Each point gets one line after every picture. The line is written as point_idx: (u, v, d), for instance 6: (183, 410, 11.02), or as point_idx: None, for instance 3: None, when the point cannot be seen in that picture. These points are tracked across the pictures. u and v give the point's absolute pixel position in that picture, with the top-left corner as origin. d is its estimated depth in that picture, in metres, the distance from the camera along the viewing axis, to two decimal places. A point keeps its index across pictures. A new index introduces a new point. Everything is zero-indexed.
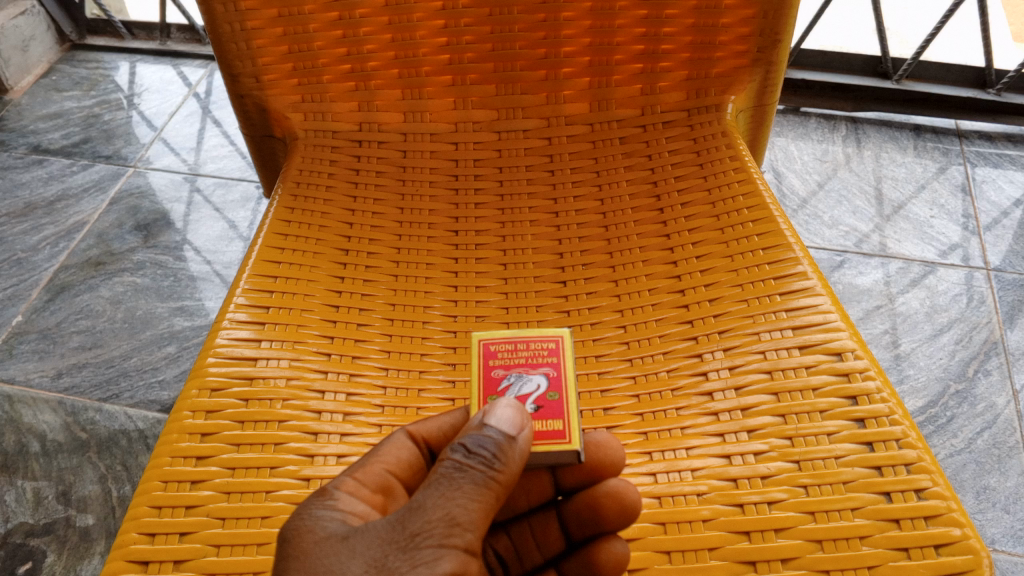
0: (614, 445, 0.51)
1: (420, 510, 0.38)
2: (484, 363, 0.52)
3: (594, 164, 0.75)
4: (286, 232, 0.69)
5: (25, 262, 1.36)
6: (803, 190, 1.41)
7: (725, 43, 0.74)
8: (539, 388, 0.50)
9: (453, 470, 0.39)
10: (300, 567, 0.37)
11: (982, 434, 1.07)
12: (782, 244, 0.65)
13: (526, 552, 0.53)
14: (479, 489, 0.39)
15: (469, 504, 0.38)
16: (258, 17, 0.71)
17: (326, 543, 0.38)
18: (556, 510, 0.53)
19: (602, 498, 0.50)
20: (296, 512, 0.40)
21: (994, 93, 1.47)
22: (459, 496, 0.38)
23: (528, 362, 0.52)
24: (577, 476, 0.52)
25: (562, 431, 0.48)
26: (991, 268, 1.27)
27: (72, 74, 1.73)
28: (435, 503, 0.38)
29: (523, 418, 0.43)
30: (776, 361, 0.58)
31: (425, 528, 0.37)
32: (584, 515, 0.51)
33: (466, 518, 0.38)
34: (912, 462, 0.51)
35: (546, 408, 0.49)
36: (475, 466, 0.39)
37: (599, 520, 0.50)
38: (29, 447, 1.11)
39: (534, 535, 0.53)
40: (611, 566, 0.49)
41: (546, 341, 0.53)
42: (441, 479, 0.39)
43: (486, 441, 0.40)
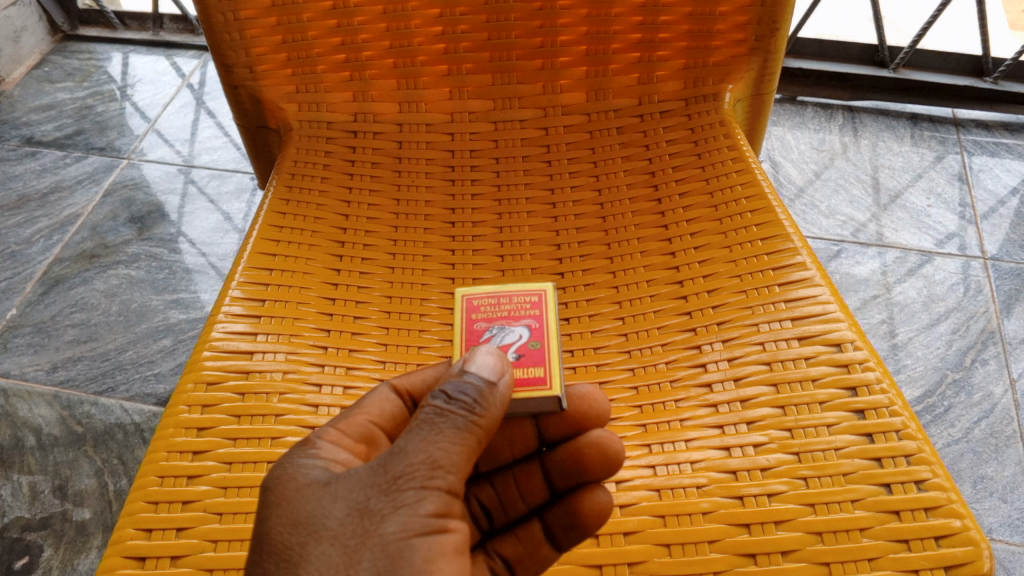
0: (602, 399, 0.53)
1: (401, 454, 0.37)
2: (467, 317, 0.54)
3: (591, 154, 0.74)
4: (282, 224, 0.68)
5: (19, 255, 1.35)
6: (799, 180, 1.41)
7: (722, 32, 0.74)
8: (521, 337, 0.51)
9: (434, 415, 0.38)
10: (282, 512, 0.37)
11: (979, 423, 1.07)
12: (781, 235, 0.65)
13: (509, 502, 0.53)
14: (461, 434, 0.38)
15: (452, 448, 0.38)
16: (251, 6, 0.70)
17: (306, 488, 0.38)
18: (540, 461, 0.53)
19: (586, 448, 0.51)
20: (279, 462, 0.40)
21: (991, 82, 1.46)
22: (440, 440, 0.38)
23: (510, 315, 0.54)
24: (561, 427, 0.53)
25: (544, 376, 0.49)
26: (988, 257, 1.26)
27: (65, 65, 1.72)
28: (417, 446, 0.37)
29: (504, 364, 0.43)
30: (776, 352, 0.57)
31: (407, 470, 0.37)
32: (570, 465, 0.51)
33: (448, 461, 0.38)
34: (913, 454, 0.51)
35: (528, 356, 0.50)
36: (457, 411, 0.39)
37: (584, 469, 0.50)
38: (25, 441, 1.10)
39: (517, 484, 0.52)
40: (594, 513, 0.48)
41: (529, 295, 0.54)
42: (422, 424, 0.38)
43: (467, 388, 0.40)
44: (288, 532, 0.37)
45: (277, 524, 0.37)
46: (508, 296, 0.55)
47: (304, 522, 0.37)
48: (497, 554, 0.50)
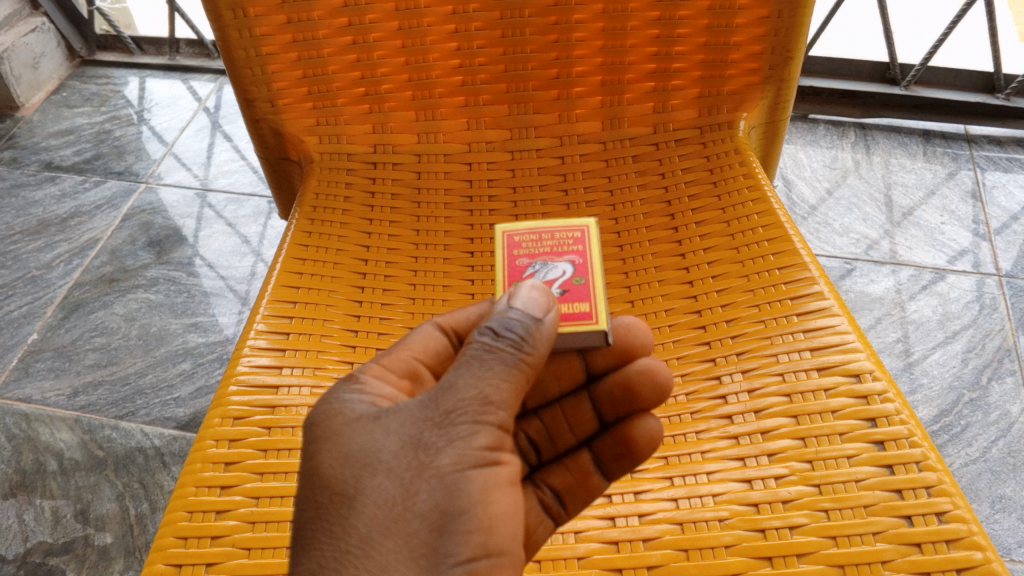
0: (643, 329, 0.56)
1: (453, 389, 0.39)
2: (509, 253, 0.55)
3: (607, 182, 0.75)
4: (304, 256, 0.69)
5: (39, 280, 1.37)
6: (812, 198, 1.41)
7: (737, 61, 0.74)
8: (565, 273, 0.53)
9: (484, 351, 0.40)
10: (335, 446, 0.40)
11: (997, 443, 1.07)
12: (798, 263, 0.65)
13: (558, 434, 0.56)
14: (511, 369, 0.40)
15: (502, 383, 0.40)
16: (273, 42, 0.71)
17: (358, 423, 0.40)
18: (587, 394, 0.57)
19: (634, 376, 0.55)
20: (326, 395, 0.42)
21: (1004, 98, 1.47)
22: (490, 376, 0.39)
23: (552, 251, 0.55)
24: (608, 359, 0.56)
25: (589, 311, 0.51)
26: (1003, 274, 1.26)
27: (83, 90, 1.74)
28: (469, 381, 0.39)
29: (549, 302, 0.44)
30: (795, 383, 0.58)
31: (460, 405, 0.39)
32: (618, 395, 0.55)
33: (498, 397, 0.39)
34: (933, 485, 0.51)
35: (573, 292, 0.52)
36: (506, 347, 0.40)
37: (633, 399, 0.55)
38: (47, 466, 1.11)
39: (566, 417, 0.56)
40: (646, 442, 0.53)
41: (572, 230, 0.56)
42: (472, 360, 0.40)
43: (513, 324, 0.41)
44: (342, 466, 0.39)
45: (330, 459, 0.39)
46: (550, 231, 0.56)
47: (358, 455, 0.39)
48: (548, 487, 0.53)
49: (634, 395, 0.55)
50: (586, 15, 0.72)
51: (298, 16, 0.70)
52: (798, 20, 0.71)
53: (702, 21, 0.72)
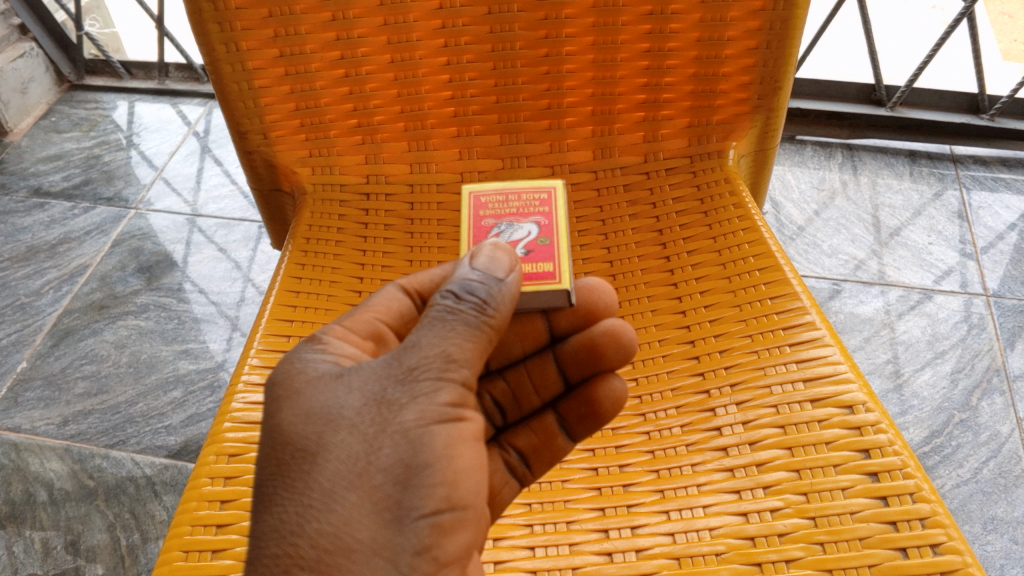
0: (606, 290, 0.59)
1: (416, 348, 0.42)
2: (476, 215, 0.59)
3: (599, 212, 0.76)
4: (298, 289, 0.70)
5: (28, 307, 1.36)
6: (800, 219, 1.42)
7: (726, 91, 0.75)
8: (530, 233, 0.57)
9: (446, 313, 0.43)
10: (298, 405, 0.42)
11: (987, 463, 1.08)
12: (789, 292, 0.66)
13: (523, 395, 0.58)
14: (473, 329, 0.43)
15: (464, 341, 0.42)
16: (265, 76, 0.72)
17: (321, 385, 0.43)
18: (551, 353, 0.58)
19: (599, 337, 0.57)
20: (289, 354, 0.45)
21: (988, 118, 1.48)
22: (453, 335, 0.42)
23: (519, 213, 0.59)
24: (572, 320, 0.58)
25: (553, 270, 0.54)
26: (991, 294, 1.27)
27: (72, 115, 1.74)
28: (432, 340, 0.42)
29: (510, 264, 0.47)
30: (789, 415, 0.58)
31: (423, 363, 0.41)
32: (582, 355, 0.57)
33: (461, 355, 0.42)
34: (927, 517, 0.52)
35: (537, 252, 0.55)
36: (468, 308, 0.43)
37: (598, 359, 0.57)
38: (37, 496, 1.11)
39: (530, 377, 0.58)
40: (612, 403, 0.56)
41: (539, 194, 0.60)
42: (434, 320, 0.42)
43: (474, 287, 0.44)
44: (306, 423, 0.41)
45: (293, 419, 0.42)
46: (516, 194, 0.61)
47: (322, 414, 0.41)
48: (514, 448, 0.55)
49: (599, 356, 0.57)
50: (577, 47, 0.73)
51: (291, 50, 0.71)
52: (786, 52, 0.72)
53: (691, 52, 0.73)
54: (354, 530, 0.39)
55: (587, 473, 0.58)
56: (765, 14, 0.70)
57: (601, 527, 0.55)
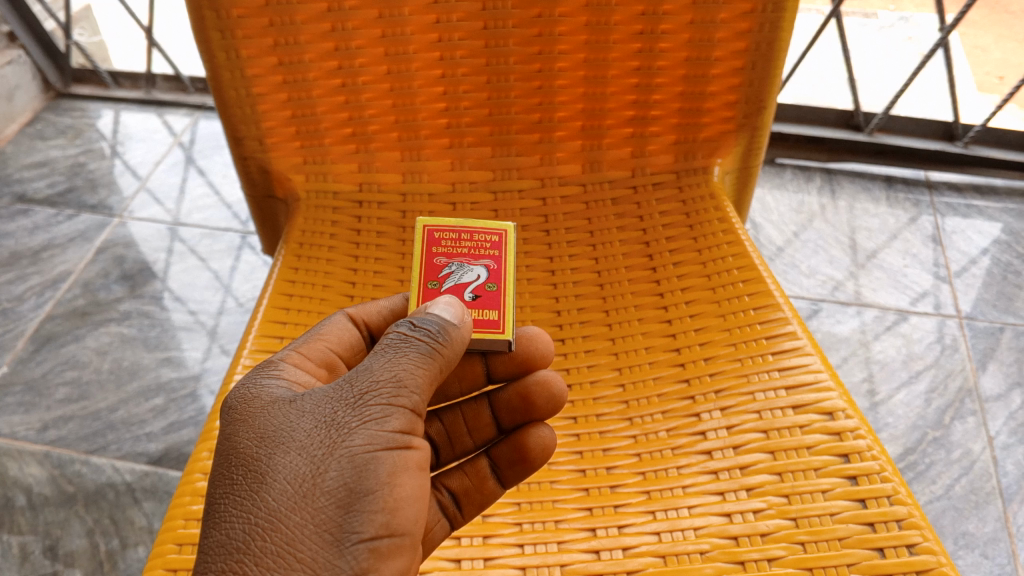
0: (545, 339, 0.58)
1: (368, 373, 0.44)
2: (427, 251, 0.56)
3: (587, 224, 0.77)
4: (291, 292, 0.71)
5: (9, 312, 1.36)
6: (779, 240, 1.45)
7: (712, 110, 0.77)
8: (479, 279, 0.56)
9: (399, 340, 0.45)
10: (252, 428, 0.43)
11: (960, 480, 1.10)
12: (771, 303, 0.68)
13: (457, 436, 0.59)
14: (422, 358, 0.45)
15: (414, 369, 0.45)
16: (263, 84, 0.72)
17: (276, 411, 0.44)
18: (486, 399, 0.58)
19: (532, 386, 0.57)
20: (245, 379, 0.47)
21: (962, 146, 1.53)
22: (404, 361, 0.44)
23: (469, 253, 0.57)
24: (508, 367, 0.58)
25: (497, 320, 0.54)
26: (963, 316, 1.31)
27: (57, 123, 1.74)
28: (383, 366, 0.44)
29: (462, 314, 0.49)
30: (772, 420, 0.60)
31: (374, 389, 0.43)
32: (515, 403, 0.57)
33: (410, 382, 0.44)
34: (904, 519, 0.53)
35: (484, 298, 0.55)
36: (419, 338, 0.46)
37: (529, 408, 0.57)
38: (15, 501, 1.10)
39: (465, 420, 0.58)
40: (539, 452, 0.56)
41: (489, 235, 0.58)
42: (387, 348, 0.45)
43: (429, 321, 0.47)
44: (259, 446, 0.43)
45: (247, 441, 0.43)
46: (467, 231, 0.58)
47: (273, 437, 0.42)
48: (445, 488, 0.55)
49: (531, 405, 0.57)
50: (569, 63, 0.75)
51: (289, 58, 0.71)
52: (771, 73, 0.74)
53: (680, 71, 0.75)
54: (296, 549, 0.39)
55: (574, 475, 0.60)
56: (751, 35, 0.72)
57: (588, 526, 0.56)
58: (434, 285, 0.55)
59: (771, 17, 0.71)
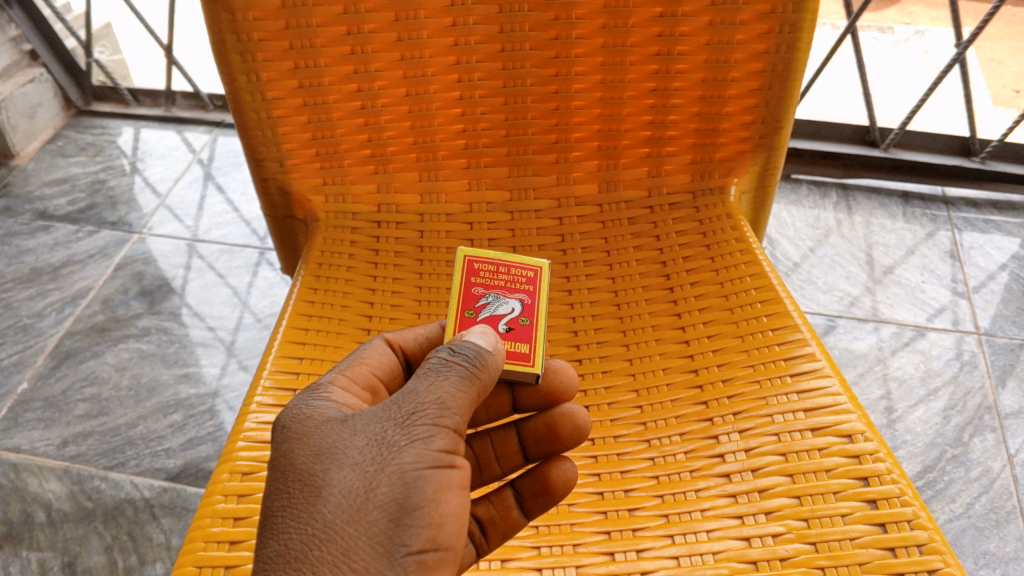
0: (570, 372, 0.58)
1: (414, 395, 0.45)
2: (465, 281, 0.58)
3: (604, 244, 0.78)
4: (310, 312, 0.71)
5: (30, 328, 1.37)
6: (795, 256, 1.45)
7: (729, 130, 0.78)
8: (513, 311, 0.57)
9: (441, 365, 0.47)
10: (306, 444, 0.44)
11: (979, 499, 1.09)
12: (790, 324, 0.68)
13: (485, 463, 0.59)
14: (463, 383, 0.46)
15: (456, 392, 0.46)
16: (284, 106, 0.73)
17: (327, 427, 0.45)
18: (513, 427, 0.59)
19: (559, 418, 0.58)
20: (296, 400, 0.47)
21: (979, 161, 1.52)
22: (447, 385, 0.46)
23: (507, 286, 0.58)
24: (534, 397, 0.59)
25: (528, 353, 0.55)
26: (982, 332, 1.30)
27: (78, 140, 1.76)
28: (428, 389, 0.45)
29: (496, 342, 0.50)
30: (790, 443, 0.60)
31: (420, 410, 0.44)
32: (541, 433, 0.58)
33: (453, 404, 0.45)
34: (924, 543, 0.53)
35: (517, 331, 0.56)
36: (460, 363, 0.47)
37: (554, 439, 0.58)
38: (35, 517, 1.11)
39: (493, 447, 0.59)
40: (562, 483, 0.56)
41: (525, 270, 0.59)
42: (430, 372, 0.46)
43: (466, 348, 0.48)
44: (313, 461, 0.43)
45: (301, 456, 0.44)
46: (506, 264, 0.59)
47: (327, 452, 0.43)
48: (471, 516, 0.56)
49: (556, 435, 0.58)
50: (586, 84, 0.75)
51: (309, 81, 0.72)
52: (788, 93, 0.74)
53: (697, 92, 0.75)
54: (352, 559, 0.40)
55: (592, 498, 0.60)
56: (768, 56, 0.72)
57: (607, 550, 0.56)
58: (470, 315, 0.57)
59: (788, 38, 0.71)
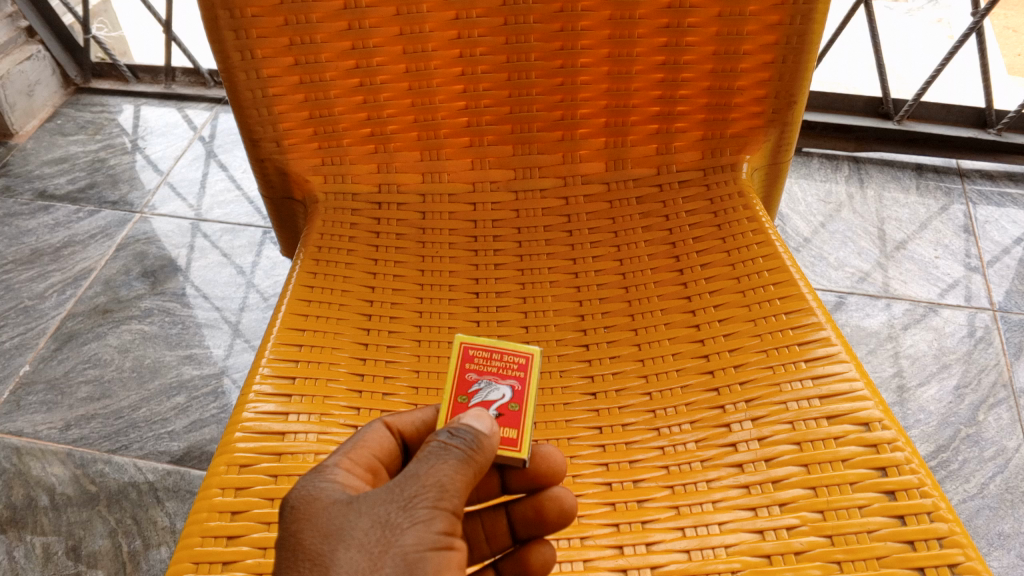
0: (558, 455, 0.54)
1: (414, 477, 0.42)
2: (458, 367, 0.55)
3: (611, 224, 0.75)
4: (310, 297, 0.69)
5: (31, 310, 1.35)
6: (806, 231, 1.42)
7: (740, 105, 0.75)
8: (504, 398, 0.53)
9: (440, 448, 0.43)
10: (313, 524, 0.41)
11: (994, 479, 1.07)
12: (805, 307, 0.65)
13: (474, 545, 0.55)
14: (463, 464, 0.43)
15: (455, 474, 0.43)
16: (280, 84, 0.71)
17: (334, 501, 0.42)
18: (504, 509, 0.55)
19: (546, 501, 0.53)
20: (297, 480, 0.44)
21: (995, 133, 1.47)
22: (447, 467, 0.42)
23: (498, 371, 0.55)
24: (522, 479, 0.54)
25: (515, 439, 0.52)
26: (997, 309, 1.27)
27: (77, 118, 1.73)
28: (427, 471, 0.42)
29: (494, 426, 0.46)
30: (806, 431, 0.58)
31: (420, 491, 0.41)
32: (529, 516, 0.54)
33: (452, 486, 0.42)
34: (945, 536, 0.52)
35: (505, 417, 0.52)
36: (458, 445, 0.44)
37: (542, 523, 0.53)
38: (38, 501, 1.10)
39: (482, 529, 0.55)
40: (540, 566, 0.52)
41: (517, 355, 0.55)
42: (430, 455, 0.43)
43: (464, 430, 0.45)
44: (320, 541, 0.40)
45: (309, 535, 0.40)
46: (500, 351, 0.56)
47: (335, 532, 0.40)
48: None
49: (543, 519, 0.53)
50: (592, 58, 0.73)
51: (306, 58, 0.70)
52: (803, 66, 0.72)
53: (707, 65, 0.72)
54: None
55: (600, 489, 0.58)
56: (782, 28, 0.69)
57: (615, 543, 0.55)
58: (462, 400, 0.53)
59: (803, 9, 0.68)
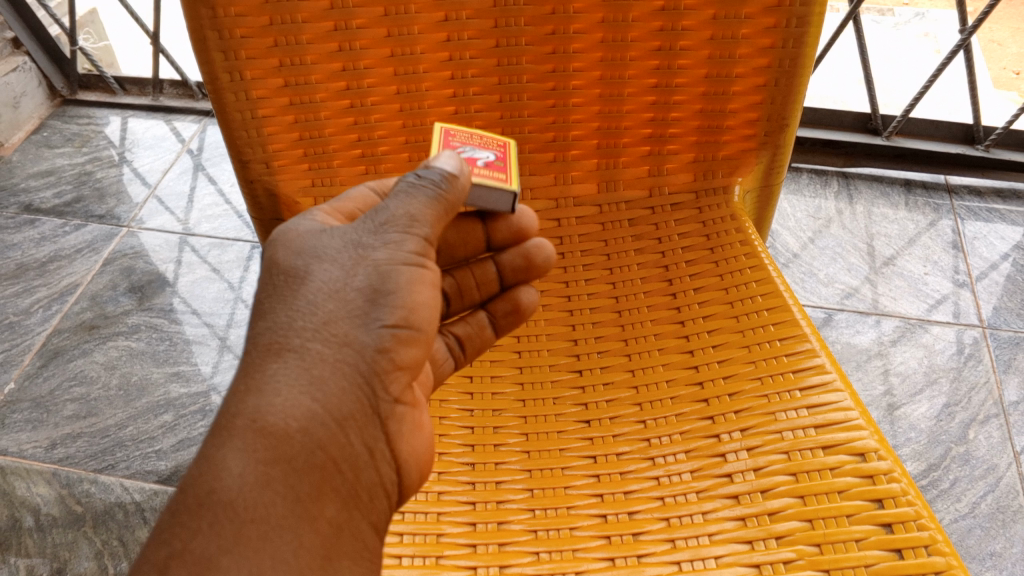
0: (530, 214, 0.62)
1: (386, 207, 0.48)
2: None
3: (604, 246, 0.75)
4: None
5: (16, 326, 1.34)
6: (796, 246, 1.42)
7: (733, 127, 0.75)
8: None
9: (410, 184, 0.49)
10: (290, 246, 0.48)
11: (985, 498, 1.07)
12: (798, 333, 0.65)
13: (466, 292, 0.63)
14: (431, 199, 0.49)
15: (424, 205, 0.49)
16: (269, 105, 0.70)
17: (324, 265, 0.46)
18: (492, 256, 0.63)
19: (531, 250, 0.63)
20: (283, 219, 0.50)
21: (983, 149, 1.47)
22: (416, 198, 0.49)
23: None
24: (507, 234, 0.62)
25: None
26: (987, 325, 1.27)
27: (64, 130, 1.72)
28: (399, 202, 0.48)
29: (463, 164, 0.52)
30: (801, 462, 0.57)
31: (390, 219, 0.48)
32: (517, 264, 0.63)
33: (421, 216, 0.48)
34: (942, 571, 0.51)
35: None
36: (427, 182, 0.49)
37: (529, 268, 0.63)
38: (24, 522, 1.09)
39: (473, 276, 0.63)
40: (529, 306, 0.64)
41: None
42: (400, 190, 0.49)
43: (433, 170, 0.50)
44: (297, 256, 0.47)
45: (287, 253, 0.47)
46: None
47: (310, 250, 0.47)
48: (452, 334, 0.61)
49: (530, 265, 0.63)
50: (584, 80, 0.72)
51: (295, 80, 0.69)
52: (795, 87, 0.71)
53: (700, 88, 0.72)
54: (334, 327, 0.44)
55: (596, 521, 0.57)
56: (775, 51, 0.69)
57: None
58: None
59: (795, 32, 0.68)
